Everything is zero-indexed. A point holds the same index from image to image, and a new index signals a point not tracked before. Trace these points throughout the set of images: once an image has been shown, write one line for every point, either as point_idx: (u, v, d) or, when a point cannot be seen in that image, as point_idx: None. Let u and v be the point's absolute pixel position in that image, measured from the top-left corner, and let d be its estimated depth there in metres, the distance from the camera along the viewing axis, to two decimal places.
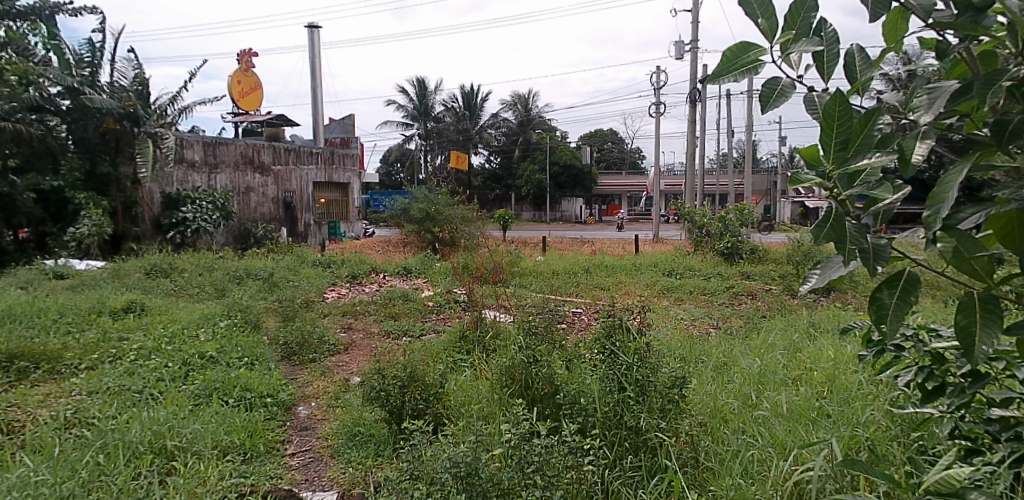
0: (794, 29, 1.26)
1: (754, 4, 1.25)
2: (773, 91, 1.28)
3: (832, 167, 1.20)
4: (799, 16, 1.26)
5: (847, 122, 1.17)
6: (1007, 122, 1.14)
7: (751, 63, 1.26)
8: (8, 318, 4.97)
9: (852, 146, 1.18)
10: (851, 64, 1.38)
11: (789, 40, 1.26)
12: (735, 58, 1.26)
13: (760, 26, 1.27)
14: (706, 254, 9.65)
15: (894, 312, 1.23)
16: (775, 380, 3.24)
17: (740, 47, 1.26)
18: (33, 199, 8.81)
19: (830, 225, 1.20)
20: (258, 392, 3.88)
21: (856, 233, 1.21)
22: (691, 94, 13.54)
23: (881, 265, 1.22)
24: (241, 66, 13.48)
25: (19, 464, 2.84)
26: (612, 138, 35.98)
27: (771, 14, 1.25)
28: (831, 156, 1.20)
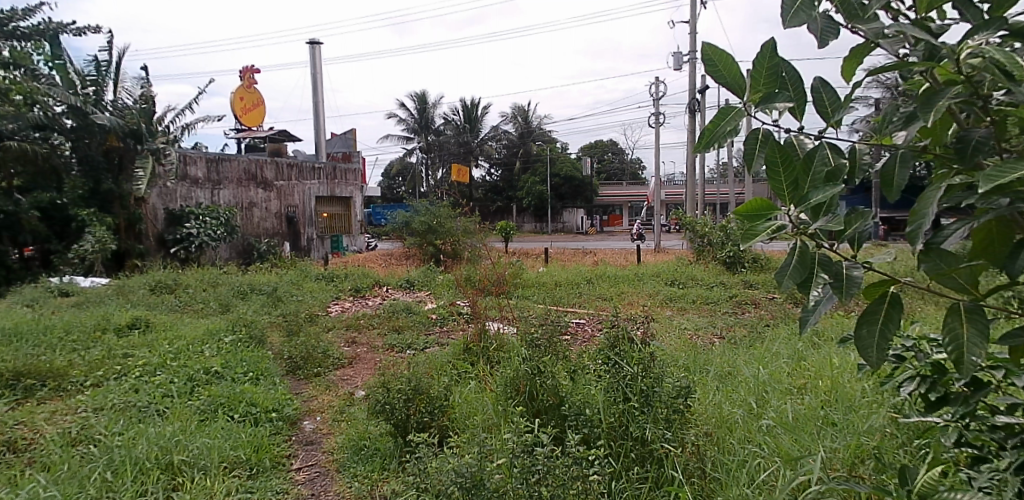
0: (762, 84, 1.43)
1: (721, 70, 1.43)
2: (754, 143, 1.47)
3: (793, 204, 1.41)
4: (765, 64, 1.42)
5: (792, 168, 1.42)
6: (968, 139, 1.33)
7: (731, 130, 1.43)
8: (14, 336, 5.01)
9: (804, 186, 1.41)
10: (821, 101, 1.49)
11: (758, 96, 1.44)
12: (716, 128, 1.44)
13: (727, 83, 1.44)
14: (708, 263, 9.68)
15: (879, 342, 1.41)
16: (779, 388, 3.26)
17: (720, 114, 1.45)
18: (37, 217, 8.87)
19: (795, 265, 1.40)
20: (263, 406, 3.89)
21: (825, 263, 1.42)
22: (690, 104, 13.63)
23: (854, 290, 1.39)
24: (242, 83, 13.58)
25: (28, 481, 2.84)
26: (613, 149, 36.05)
27: (736, 72, 1.42)
28: (788, 197, 1.42)
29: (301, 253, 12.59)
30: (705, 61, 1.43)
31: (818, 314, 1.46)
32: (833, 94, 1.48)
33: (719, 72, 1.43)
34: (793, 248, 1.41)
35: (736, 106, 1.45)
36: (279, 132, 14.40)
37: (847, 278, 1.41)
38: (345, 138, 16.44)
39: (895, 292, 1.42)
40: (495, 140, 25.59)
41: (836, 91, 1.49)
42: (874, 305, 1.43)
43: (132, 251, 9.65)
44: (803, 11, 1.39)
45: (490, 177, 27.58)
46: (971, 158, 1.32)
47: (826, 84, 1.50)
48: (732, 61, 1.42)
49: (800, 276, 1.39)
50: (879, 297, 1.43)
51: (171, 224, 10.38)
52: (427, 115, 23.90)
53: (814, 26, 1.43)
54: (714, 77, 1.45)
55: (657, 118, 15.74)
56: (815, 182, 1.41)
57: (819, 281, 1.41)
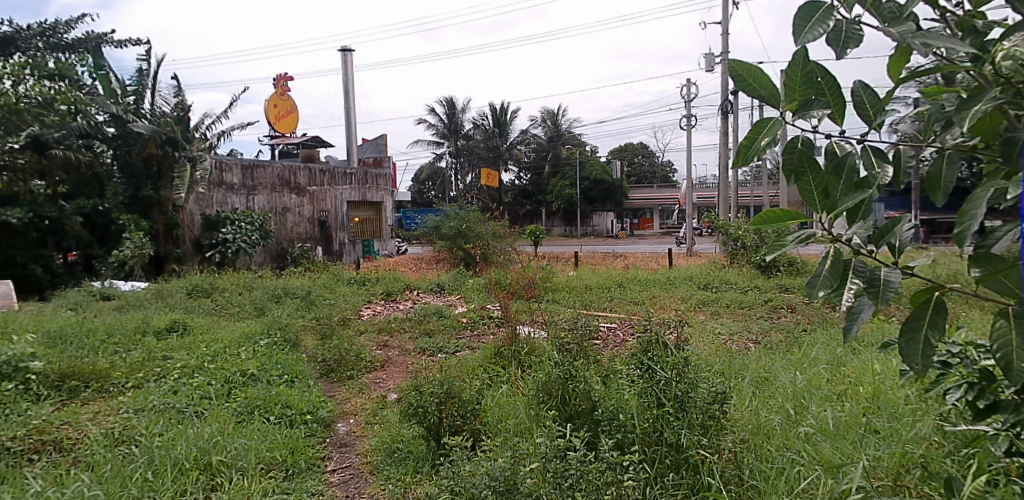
0: (797, 93, 1.42)
1: (754, 85, 1.42)
2: (798, 151, 1.39)
3: (824, 212, 1.38)
4: (799, 73, 1.41)
5: (821, 177, 1.38)
6: (1013, 141, 1.28)
7: (768, 140, 1.40)
8: (59, 339, 5.16)
9: (835, 193, 1.37)
10: (861, 104, 1.46)
11: (794, 105, 1.42)
12: (752, 142, 1.43)
13: (763, 96, 1.43)
14: (742, 267, 9.52)
15: (924, 349, 1.36)
16: (819, 394, 3.19)
17: (757, 127, 1.44)
18: (81, 223, 9.14)
19: (829, 269, 1.38)
20: (298, 409, 3.94)
21: (860, 269, 1.41)
22: (723, 106, 13.46)
23: (890, 294, 1.36)
24: (277, 90, 13.85)
25: (74, 479, 2.91)
26: (642, 152, 35.78)
27: (769, 84, 1.41)
28: (819, 205, 1.38)
29: (332, 258, 12.76)
30: (734, 76, 1.41)
31: (860, 321, 1.43)
32: (873, 96, 1.46)
33: (751, 86, 1.42)
34: (827, 255, 1.40)
35: (773, 117, 1.43)
36: (312, 138, 14.65)
37: (882, 284, 1.37)
38: (377, 143, 16.63)
39: (941, 297, 1.38)
40: (524, 144, 25.61)
41: (876, 93, 1.47)
42: (918, 312, 1.39)
43: (171, 256, 9.89)
44: (819, 23, 1.38)
45: (519, 181, 27.62)
46: (1016, 160, 1.26)
47: (868, 86, 1.47)
48: (764, 75, 1.41)
49: (832, 283, 1.37)
50: (924, 304, 1.39)
51: (208, 229, 10.61)
52: (456, 119, 24.02)
53: (836, 34, 1.40)
54: (746, 91, 1.44)
55: (689, 121, 15.59)
56: (845, 188, 1.38)
57: (851, 287, 1.40)
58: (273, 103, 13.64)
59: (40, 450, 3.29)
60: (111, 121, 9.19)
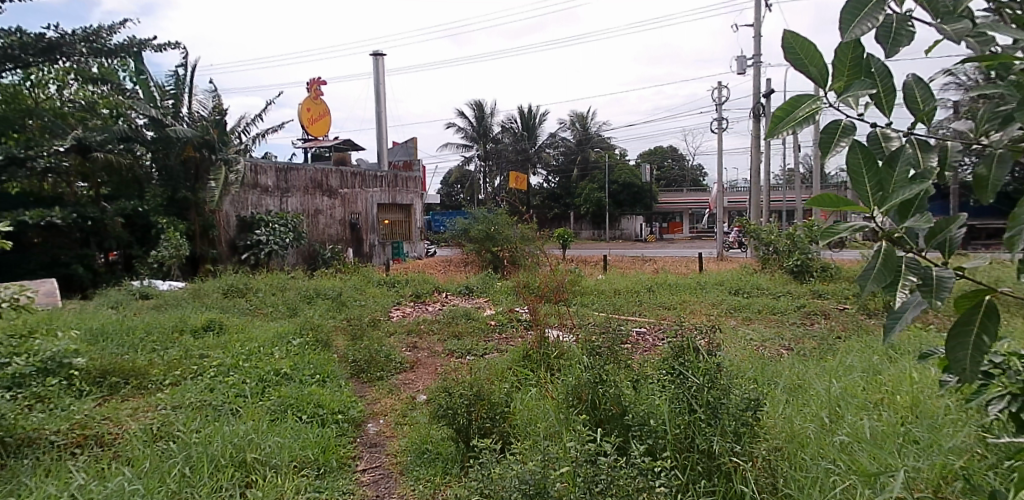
0: (844, 74, 1.43)
1: (802, 58, 1.44)
2: (834, 134, 1.46)
3: (876, 206, 1.36)
4: (849, 56, 1.43)
5: (875, 169, 1.36)
6: None
7: (808, 114, 1.44)
8: (101, 336, 5.32)
9: (889, 186, 1.36)
10: (912, 97, 1.50)
11: (841, 85, 1.43)
12: (788, 113, 1.45)
13: (810, 74, 1.45)
14: (774, 272, 9.39)
15: (972, 356, 1.34)
16: (854, 403, 3.13)
17: (795, 100, 1.46)
18: (121, 224, 9.40)
19: (880, 266, 1.37)
20: (329, 408, 4.00)
21: (912, 265, 1.39)
22: (754, 109, 13.31)
23: (944, 292, 1.38)
24: (310, 94, 14.07)
25: (115, 473, 2.98)
26: (672, 155, 35.48)
27: (819, 62, 1.43)
28: (871, 198, 1.37)
29: (363, 259, 12.92)
30: (785, 49, 1.44)
31: (905, 321, 1.42)
32: (925, 90, 1.50)
33: (799, 59, 1.44)
34: (877, 251, 1.38)
35: (813, 94, 1.45)
36: (343, 141, 14.85)
37: (937, 278, 1.39)
38: (407, 146, 16.81)
39: (991, 301, 1.36)
40: (552, 147, 25.59)
41: (929, 89, 1.50)
42: (966, 317, 1.37)
43: (206, 257, 10.11)
44: (866, 20, 1.41)
45: (548, 184, 27.61)
46: None
47: (920, 81, 1.51)
48: (814, 50, 1.43)
49: (885, 278, 1.35)
50: (973, 308, 1.37)
51: (243, 230, 10.82)
52: (485, 122, 24.12)
53: (886, 29, 1.45)
54: (793, 64, 1.45)
55: (720, 124, 15.41)
56: (900, 181, 1.35)
57: (905, 283, 1.39)
58: (306, 107, 13.87)
59: (82, 444, 3.39)
60: (151, 125, 9.42)
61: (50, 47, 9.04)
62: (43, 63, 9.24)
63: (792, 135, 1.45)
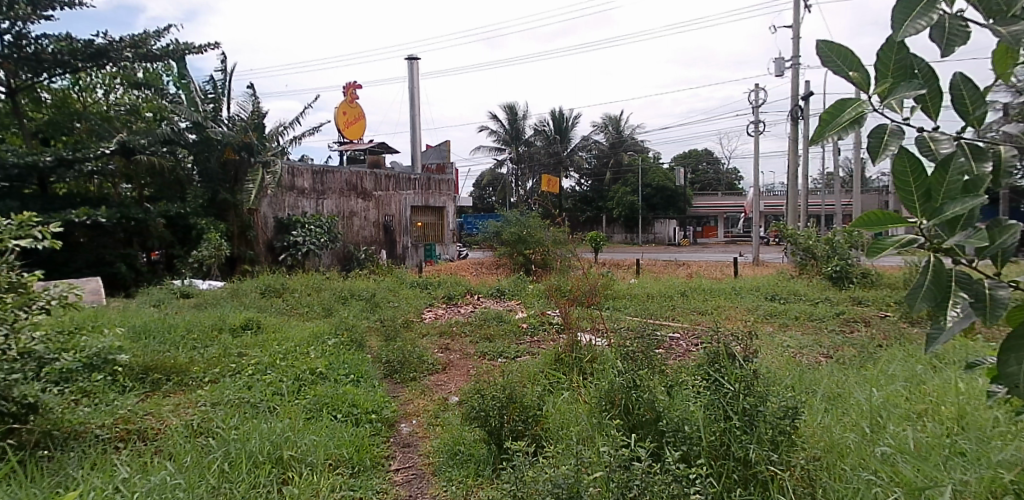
0: (888, 76, 1.43)
1: (840, 63, 1.43)
2: (882, 136, 1.44)
3: (924, 217, 1.35)
4: (891, 60, 1.44)
5: (925, 177, 1.33)
6: None
7: (852, 120, 1.43)
8: (144, 333, 5.47)
9: (938, 196, 1.33)
10: (960, 98, 1.47)
11: (884, 88, 1.43)
12: (834, 118, 1.43)
13: (852, 78, 1.44)
14: (812, 277, 9.20)
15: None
16: (897, 413, 3.05)
17: (839, 105, 1.45)
18: (163, 224, 9.66)
19: (931, 284, 1.37)
20: (363, 408, 4.05)
21: (963, 281, 1.38)
22: (793, 112, 13.06)
23: (999, 312, 1.37)
24: (345, 98, 14.28)
25: (157, 467, 3.03)
26: (707, 159, 35.06)
27: (860, 65, 1.42)
28: (919, 208, 1.35)
29: (396, 261, 13.06)
30: (824, 55, 1.45)
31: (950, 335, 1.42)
32: (974, 91, 1.46)
33: (837, 64, 1.43)
34: (926, 266, 1.39)
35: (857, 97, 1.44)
36: (378, 144, 15.02)
37: (989, 296, 1.38)
38: (440, 149, 16.94)
39: None
40: (585, 150, 25.48)
41: (978, 90, 1.46)
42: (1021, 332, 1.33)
43: (244, 257, 10.32)
44: (921, 18, 1.36)
45: (580, 187, 27.53)
46: None
47: (968, 80, 1.47)
48: (852, 54, 1.42)
49: (935, 295, 1.37)
50: None
51: (280, 231, 11.01)
52: (518, 125, 24.16)
53: (938, 30, 1.42)
54: (832, 70, 1.45)
55: (756, 127, 15.17)
56: (949, 191, 1.33)
57: (957, 299, 1.37)
58: (342, 110, 14.09)
59: (126, 438, 3.48)
60: (193, 128, 9.66)
61: (98, 52, 9.19)
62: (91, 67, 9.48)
63: (837, 140, 1.43)
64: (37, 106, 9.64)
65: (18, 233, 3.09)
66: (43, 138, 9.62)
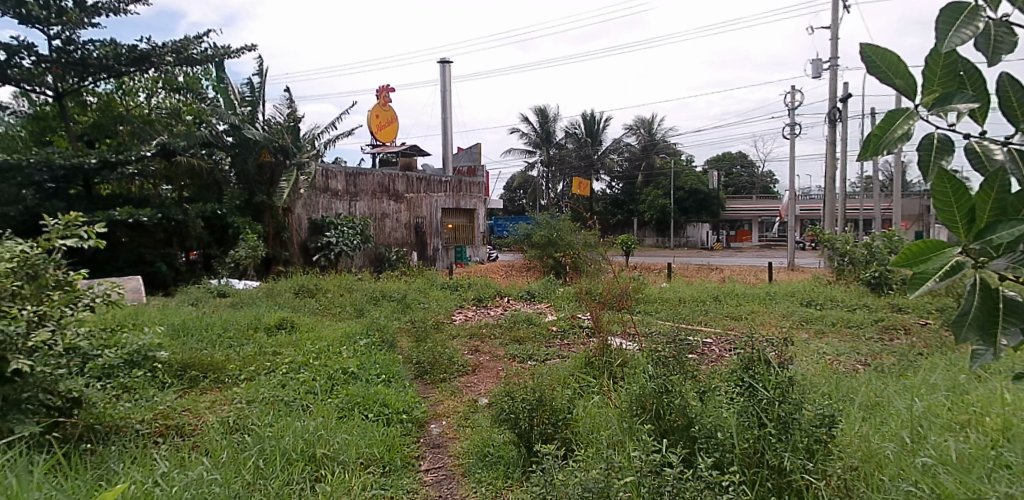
0: (936, 84, 1.38)
1: (886, 71, 1.41)
2: (930, 149, 1.41)
3: (968, 238, 1.32)
4: (939, 64, 1.39)
5: (967, 197, 1.31)
6: None
7: (903, 134, 1.38)
8: (183, 331, 5.60)
9: (982, 218, 1.31)
10: (1009, 101, 1.42)
11: (933, 97, 1.38)
12: (881, 136, 1.39)
13: (897, 86, 1.41)
14: (849, 284, 9.00)
15: None
16: (939, 424, 2.97)
17: (888, 118, 1.41)
18: (202, 225, 9.90)
19: (979, 308, 1.37)
20: (394, 408, 4.09)
21: (1014, 303, 1.37)
22: (830, 114, 12.80)
23: None
24: (378, 101, 14.45)
25: (195, 463, 3.09)
26: (741, 162, 34.55)
27: (906, 74, 1.39)
28: (962, 230, 1.33)
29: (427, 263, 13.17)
30: (868, 62, 1.42)
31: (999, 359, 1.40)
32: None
33: (884, 72, 1.41)
34: (973, 287, 1.38)
35: (906, 108, 1.39)
36: (410, 147, 15.14)
37: None
38: (471, 152, 17.04)
39: None
40: (617, 153, 25.33)
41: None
42: None
43: (279, 258, 10.50)
44: (965, 27, 1.37)
45: (611, 190, 27.39)
46: None
47: (1017, 81, 1.42)
48: (899, 61, 1.40)
49: (982, 322, 1.37)
50: None
51: (314, 233, 11.17)
52: (549, 128, 24.14)
53: (984, 37, 1.40)
54: (877, 77, 1.43)
55: (792, 130, 14.91)
56: (996, 210, 1.30)
57: (1009, 325, 1.37)
58: (375, 113, 14.26)
59: (164, 434, 3.58)
60: (230, 131, 9.88)
61: (141, 57, 9.48)
62: (134, 71, 9.76)
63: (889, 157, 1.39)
64: (83, 110, 9.96)
65: (65, 232, 3.20)
66: (88, 141, 9.95)
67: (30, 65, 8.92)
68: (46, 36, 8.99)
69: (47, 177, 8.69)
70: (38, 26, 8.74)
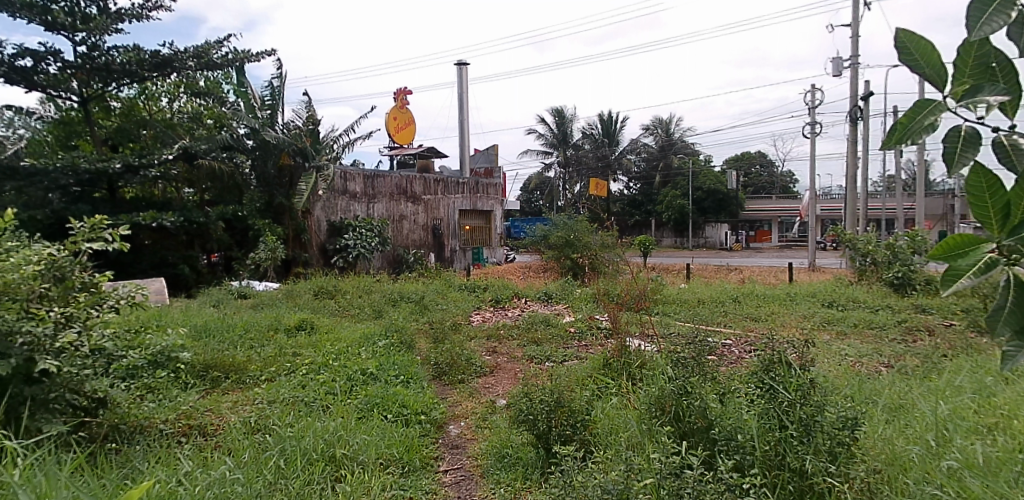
0: (967, 75, 1.39)
1: (918, 60, 1.39)
2: (957, 141, 1.40)
3: (1001, 233, 1.31)
4: (971, 56, 1.39)
5: (1004, 193, 1.29)
6: None
7: (929, 124, 1.43)
8: (205, 332, 5.67)
9: (1018, 213, 1.29)
10: None
11: (963, 88, 1.39)
12: (908, 124, 1.44)
13: (927, 74, 1.40)
14: (871, 284, 8.88)
15: None
16: (966, 427, 2.91)
17: (915, 108, 1.45)
18: (223, 228, 10.03)
19: (1015, 304, 1.34)
20: (413, 409, 4.11)
21: None
22: (851, 113, 12.64)
23: None
24: (396, 103, 14.53)
25: (217, 462, 3.12)
26: (761, 161, 34.21)
27: (938, 63, 1.38)
28: (995, 224, 1.32)
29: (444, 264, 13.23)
30: (900, 49, 1.40)
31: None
32: None
33: (915, 60, 1.39)
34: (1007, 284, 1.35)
35: (935, 99, 1.42)
36: (427, 148, 15.20)
37: None
38: (488, 154, 17.06)
39: None
40: (634, 153, 25.22)
41: None
42: None
43: (298, 260, 10.59)
44: (997, 16, 1.30)
45: (628, 191, 27.28)
46: None
47: None
48: (932, 49, 1.38)
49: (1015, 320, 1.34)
50: None
51: (332, 235, 11.25)
52: (566, 129, 24.09)
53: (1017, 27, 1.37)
54: (907, 65, 1.41)
55: (813, 129, 14.73)
56: None
57: None
58: (393, 116, 14.33)
59: (187, 433, 3.63)
60: (251, 134, 9.98)
61: (164, 61, 9.62)
62: (157, 76, 9.90)
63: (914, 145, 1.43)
64: (107, 114, 10.13)
65: (90, 235, 3.25)
66: (112, 145, 10.12)
67: (56, 71, 9.10)
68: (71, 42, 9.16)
69: (73, 180, 8.85)
70: (63, 33, 8.91)
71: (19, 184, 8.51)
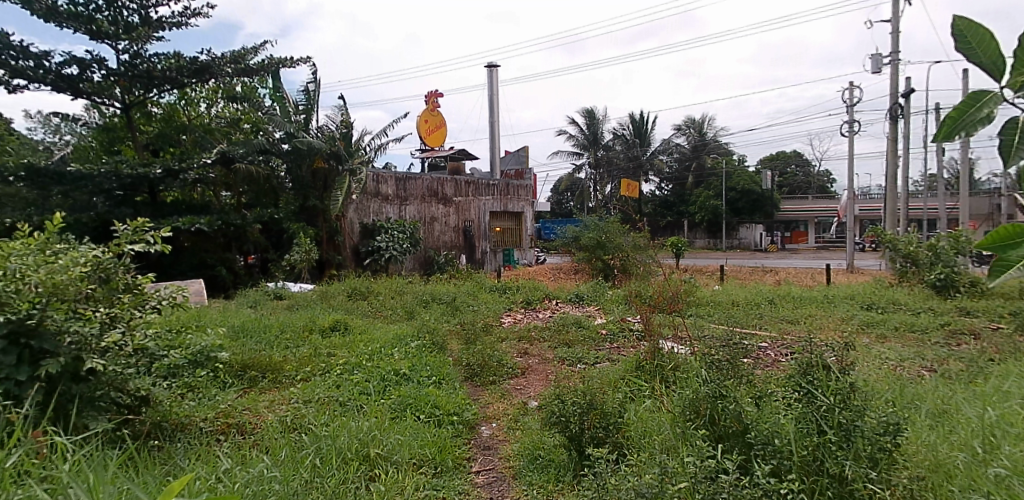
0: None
1: (974, 48, 1.43)
2: (1015, 133, 1.40)
3: None
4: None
5: None
6: None
7: (985, 116, 1.44)
8: (242, 332, 5.80)
9: None
10: None
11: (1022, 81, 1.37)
12: (963, 116, 1.46)
13: (987, 65, 1.43)
14: (913, 286, 8.65)
15: None
16: (1015, 433, 2.82)
17: (971, 100, 1.45)
18: (259, 230, 10.24)
19: None
20: (445, 409, 4.14)
21: None
22: (891, 110, 12.33)
23: None
24: (427, 106, 14.65)
25: (256, 460, 3.18)
26: (796, 161, 33.58)
27: (993, 53, 1.42)
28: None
29: (475, 266, 13.28)
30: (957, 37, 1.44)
31: None
32: None
33: (972, 48, 1.43)
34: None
35: (992, 91, 1.43)
36: (458, 151, 15.28)
37: None
38: (519, 155, 17.09)
39: None
40: (666, 153, 24.99)
41: None
42: None
43: (332, 262, 10.75)
44: None
45: (660, 192, 27.07)
46: None
47: None
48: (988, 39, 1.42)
49: None
50: None
51: (365, 237, 11.38)
52: (597, 130, 23.98)
53: None
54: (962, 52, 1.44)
55: (851, 127, 14.40)
56: None
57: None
58: (424, 118, 14.45)
59: (226, 432, 3.70)
60: (286, 138, 10.16)
61: (202, 68, 9.86)
62: (196, 82, 10.15)
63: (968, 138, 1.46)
64: (148, 120, 10.42)
65: (133, 237, 3.34)
66: (153, 150, 10.42)
67: (100, 78, 9.40)
68: (115, 50, 9.46)
69: (116, 185, 9.13)
70: (107, 41, 9.20)
71: (66, 189, 8.88)
